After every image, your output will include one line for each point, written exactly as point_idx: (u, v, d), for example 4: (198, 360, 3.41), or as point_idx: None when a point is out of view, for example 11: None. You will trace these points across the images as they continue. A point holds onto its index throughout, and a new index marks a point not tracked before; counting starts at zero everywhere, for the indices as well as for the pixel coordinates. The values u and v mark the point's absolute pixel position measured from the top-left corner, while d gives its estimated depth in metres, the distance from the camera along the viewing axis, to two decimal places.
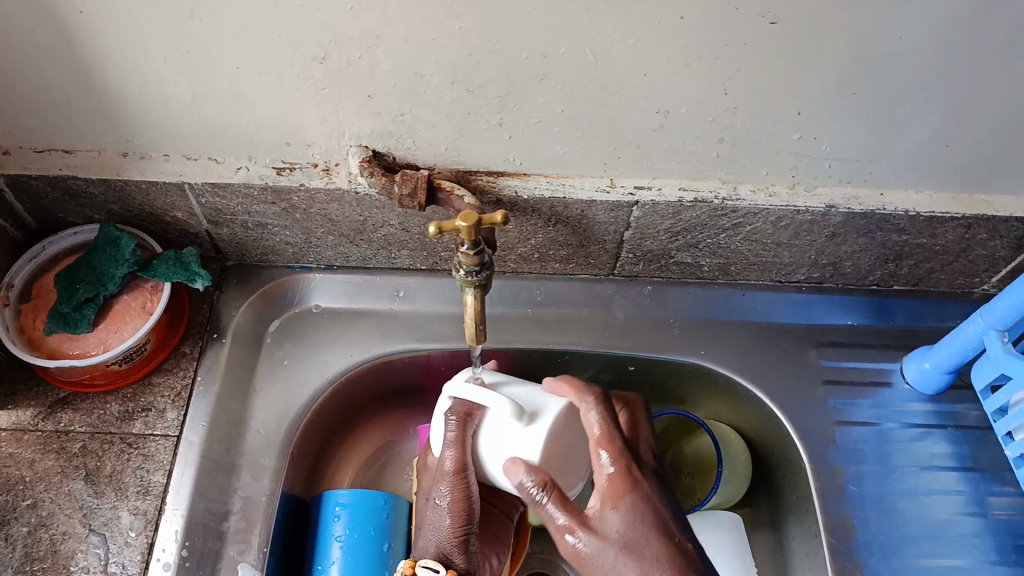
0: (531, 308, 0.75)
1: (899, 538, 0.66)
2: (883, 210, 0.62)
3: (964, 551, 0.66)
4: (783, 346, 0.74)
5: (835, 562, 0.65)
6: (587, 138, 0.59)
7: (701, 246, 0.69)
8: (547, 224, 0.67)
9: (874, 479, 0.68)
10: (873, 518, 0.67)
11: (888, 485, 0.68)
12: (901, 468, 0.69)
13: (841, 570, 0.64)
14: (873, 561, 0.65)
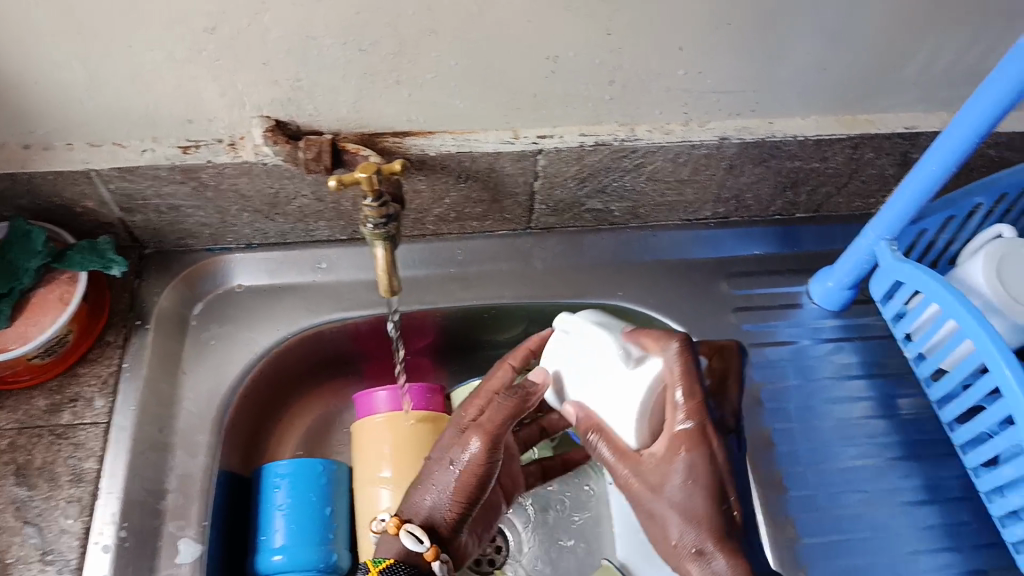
0: (453, 267, 0.76)
1: (818, 444, 0.70)
2: (774, 137, 0.66)
3: (875, 450, 0.71)
4: (697, 281, 0.78)
5: (759, 471, 0.68)
6: (484, 90, 0.60)
7: (609, 190, 0.72)
8: (458, 181, 0.68)
9: (791, 393, 0.72)
10: (793, 428, 0.71)
11: (805, 397, 0.72)
12: (816, 380, 0.73)
13: (765, 478, 0.68)
14: (795, 467, 0.69)
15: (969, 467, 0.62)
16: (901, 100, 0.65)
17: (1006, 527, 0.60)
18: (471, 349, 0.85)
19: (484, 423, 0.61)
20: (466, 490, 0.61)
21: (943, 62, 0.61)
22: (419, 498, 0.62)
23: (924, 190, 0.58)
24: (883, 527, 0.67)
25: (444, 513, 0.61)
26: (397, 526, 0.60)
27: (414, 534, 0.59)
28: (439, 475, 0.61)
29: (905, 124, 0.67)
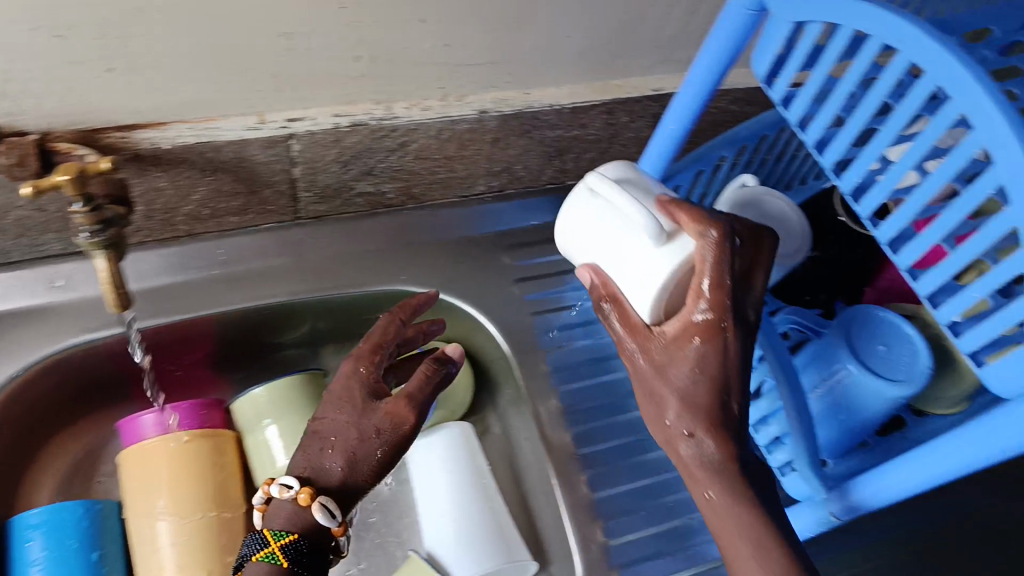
0: (218, 269, 0.70)
1: (606, 400, 0.73)
2: (531, 108, 0.66)
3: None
4: (481, 256, 0.77)
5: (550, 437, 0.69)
6: (216, 73, 0.54)
7: (377, 172, 0.69)
8: (205, 174, 0.62)
9: (578, 355, 0.74)
10: (582, 388, 0.73)
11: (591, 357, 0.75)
12: (601, 340, 0.76)
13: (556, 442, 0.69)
14: (584, 425, 0.71)
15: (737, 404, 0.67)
16: (647, 62, 0.68)
17: (771, 453, 0.65)
18: (255, 355, 0.78)
19: (409, 395, 0.57)
20: (392, 458, 0.57)
21: (676, 24, 0.64)
22: (318, 459, 0.56)
23: (669, 148, 0.61)
24: (671, 469, 0.70)
25: (359, 478, 0.56)
26: (312, 498, 0.53)
27: (328, 508, 0.54)
28: (330, 427, 0.56)
29: (653, 87, 0.70)
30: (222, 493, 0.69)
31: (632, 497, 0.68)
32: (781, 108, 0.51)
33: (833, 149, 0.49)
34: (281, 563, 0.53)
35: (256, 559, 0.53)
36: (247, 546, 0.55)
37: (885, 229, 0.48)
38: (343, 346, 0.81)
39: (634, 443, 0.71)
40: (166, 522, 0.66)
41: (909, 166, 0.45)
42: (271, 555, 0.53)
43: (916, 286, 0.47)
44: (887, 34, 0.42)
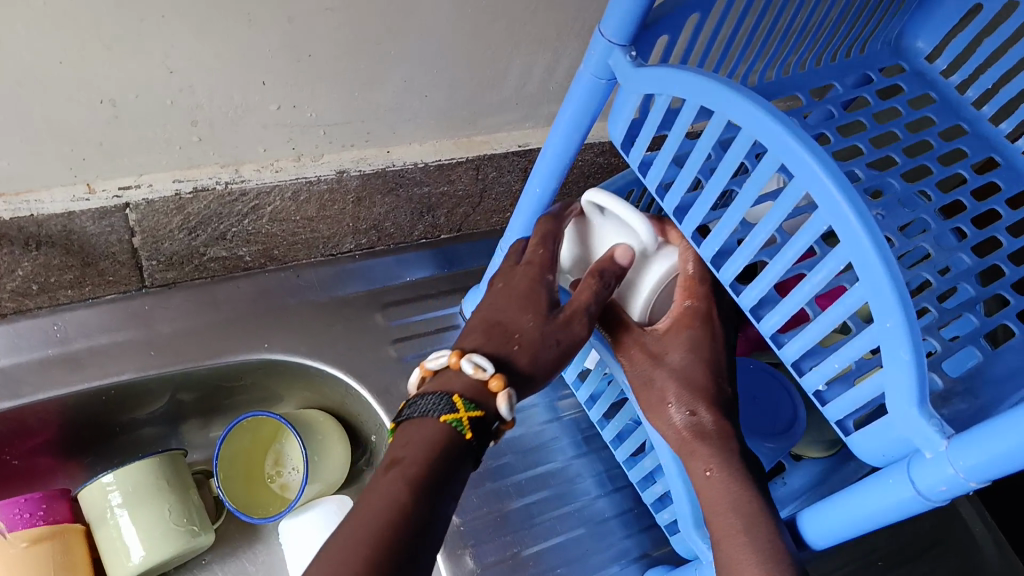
0: (53, 348, 0.63)
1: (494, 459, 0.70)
2: (393, 167, 0.63)
3: (550, 454, 0.73)
4: (351, 317, 0.73)
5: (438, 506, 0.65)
6: (28, 144, 0.49)
7: (230, 237, 0.64)
8: (27, 250, 0.56)
9: None
10: None
11: None
12: None
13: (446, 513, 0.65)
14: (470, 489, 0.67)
15: (620, 460, 0.65)
16: (509, 118, 0.66)
17: (658, 511, 0.63)
18: (106, 436, 0.71)
19: (583, 306, 0.52)
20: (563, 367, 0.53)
21: (536, 81, 0.63)
22: (501, 343, 0.51)
23: (539, 211, 0.59)
24: (561, 531, 0.68)
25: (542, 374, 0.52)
26: (503, 387, 0.48)
27: (513, 402, 0.48)
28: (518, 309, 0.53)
29: (518, 142, 0.68)
30: None
31: (525, 565, 0.65)
32: (639, 173, 0.50)
33: (691, 215, 0.48)
34: (463, 435, 0.46)
35: (442, 419, 0.46)
36: (417, 403, 0.47)
37: (746, 297, 0.46)
38: (207, 420, 0.76)
39: (523, 508, 0.68)
40: None
41: (767, 234, 0.43)
42: (458, 423, 0.46)
43: (779, 354, 0.46)
44: (734, 111, 0.41)
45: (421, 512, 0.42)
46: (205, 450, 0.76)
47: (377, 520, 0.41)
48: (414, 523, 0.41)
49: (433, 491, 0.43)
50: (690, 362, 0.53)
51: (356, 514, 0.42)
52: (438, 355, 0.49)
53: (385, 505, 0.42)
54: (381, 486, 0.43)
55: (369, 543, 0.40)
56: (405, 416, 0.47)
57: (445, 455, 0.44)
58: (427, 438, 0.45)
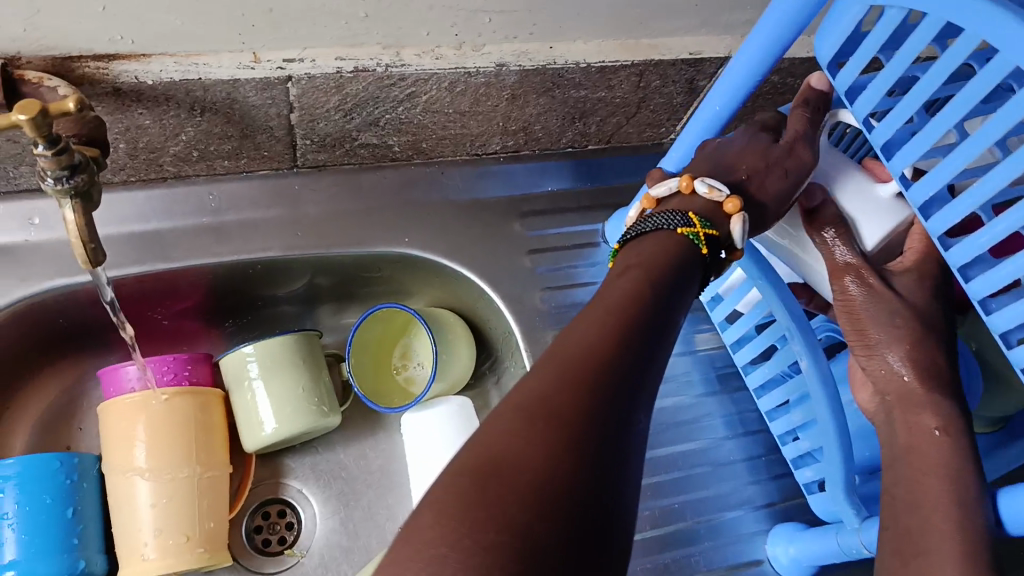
0: (207, 217, 0.65)
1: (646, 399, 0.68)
2: (554, 64, 0.60)
3: (682, 388, 0.70)
4: (490, 222, 0.71)
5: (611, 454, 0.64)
6: (202, 3, 0.48)
7: (383, 123, 0.63)
8: (192, 113, 0.56)
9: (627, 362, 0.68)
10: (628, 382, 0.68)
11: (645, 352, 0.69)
12: None
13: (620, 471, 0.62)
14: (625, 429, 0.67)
15: (764, 410, 0.65)
16: (682, 23, 0.61)
17: (797, 467, 0.63)
18: (247, 308, 0.73)
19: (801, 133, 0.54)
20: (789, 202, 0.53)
21: None
22: (729, 172, 0.52)
23: (710, 131, 0.56)
24: (680, 468, 0.66)
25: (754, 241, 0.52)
26: (738, 211, 0.50)
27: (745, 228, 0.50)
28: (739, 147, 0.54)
29: (689, 49, 0.63)
30: (206, 454, 0.65)
31: (644, 495, 0.65)
32: (846, 102, 0.48)
33: (904, 155, 0.45)
34: (700, 248, 0.48)
35: (679, 232, 0.48)
36: (649, 221, 0.49)
37: (957, 254, 0.44)
38: (340, 306, 0.77)
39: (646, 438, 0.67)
40: (144, 481, 0.61)
41: (991, 192, 0.41)
42: (694, 235, 0.48)
43: (987, 320, 0.44)
44: (988, 36, 0.37)
45: (659, 295, 0.43)
46: (336, 334, 0.78)
47: (621, 297, 0.41)
48: (654, 303, 0.42)
49: (668, 281, 0.44)
50: (887, 297, 0.53)
51: (597, 299, 0.42)
52: (666, 186, 0.52)
53: (626, 288, 0.42)
54: (619, 279, 0.44)
55: (617, 311, 0.40)
56: (637, 232, 0.49)
57: (679, 260, 0.46)
58: (664, 246, 0.47)
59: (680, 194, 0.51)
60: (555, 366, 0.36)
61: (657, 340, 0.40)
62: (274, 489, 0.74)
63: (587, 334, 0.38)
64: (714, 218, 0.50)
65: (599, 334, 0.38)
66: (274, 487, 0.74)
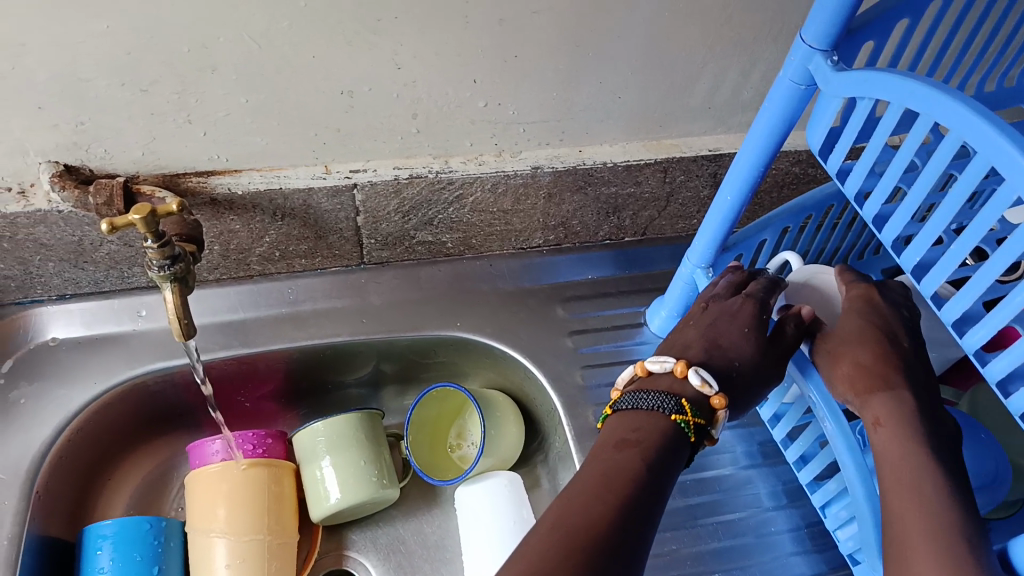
0: (286, 307, 0.75)
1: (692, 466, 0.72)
2: (584, 165, 0.68)
3: (723, 460, 0.73)
4: (535, 308, 0.78)
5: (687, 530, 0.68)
6: (281, 125, 0.59)
7: (436, 223, 0.72)
8: (275, 219, 0.67)
9: None
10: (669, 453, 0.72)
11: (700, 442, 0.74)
12: None
13: (690, 546, 0.68)
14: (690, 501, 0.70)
15: (803, 483, 0.65)
16: (699, 123, 0.69)
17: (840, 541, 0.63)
18: (320, 390, 0.81)
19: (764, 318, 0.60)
20: (772, 361, 0.58)
21: (730, 88, 0.65)
22: (721, 345, 0.58)
23: (727, 221, 0.62)
24: (722, 538, 0.68)
25: (746, 339, 0.59)
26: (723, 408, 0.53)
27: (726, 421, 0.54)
28: (726, 327, 0.60)
29: (707, 147, 0.70)
30: (277, 522, 0.71)
31: (684, 565, 0.67)
32: (838, 182, 0.52)
33: (891, 225, 0.49)
34: (689, 434, 0.52)
35: (671, 417, 0.51)
36: (642, 400, 0.53)
37: (949, 310, 0.46)
38: (403, 389, 0.84)
39: (679, 511, 0.69)
40: (223, 539, 0.68)
41: (965, 252, 0.44)
42: (684, 423, 0.51)
43: (984, 372, 0.45)
44: (939, 112, 0.41)
45: (656, 487, 0.48)
46: (399, 415, 0.85)
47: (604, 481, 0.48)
48: (643, 487, 0.48)
49: (660, 465, 0.49)
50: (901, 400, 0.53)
51: (598, 468, 0.49)
52: (660, 364, 0.55)
53: (622, 474, 0.48)
54: (615, 458, 0.49)
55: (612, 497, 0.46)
56: (632, 404, 0.53)
57: (673, 439, 0.51)
58: (657, 431, 0.51)
59: (674, 374, 0.55)
60: (557, 555, 0.42)
61: (648, 520, 0.46)
62: (338, 559, 0.79)
63: (587, 519, 0.45)
64: (699, 399, 0.54)
65: (593, 525, 0.44)
66: (338, 558, 0.79)
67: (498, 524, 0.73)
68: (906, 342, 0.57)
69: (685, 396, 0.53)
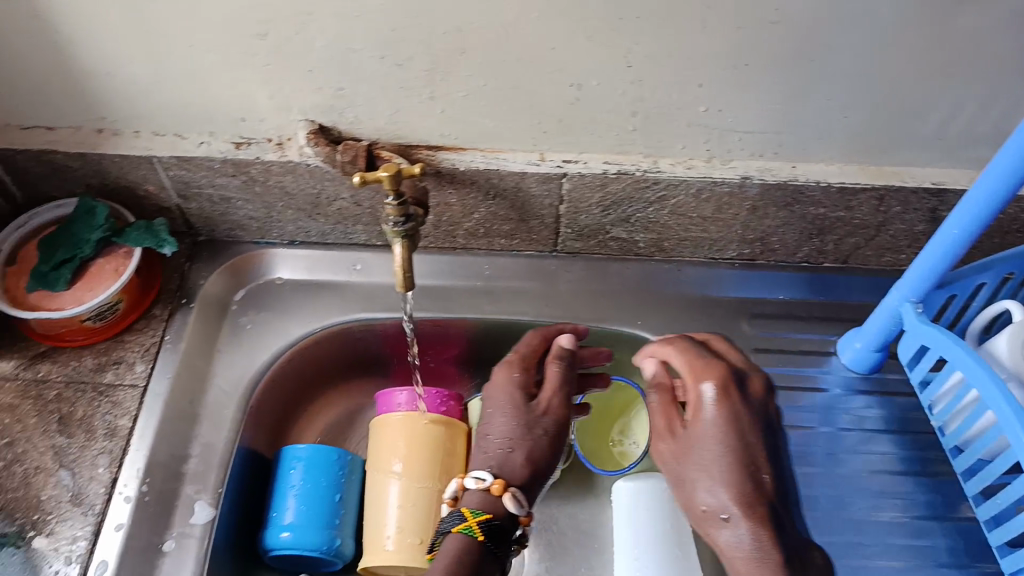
0: (481, 281, 0.80)
1: (839, 495, 0.71)
2: (795, 181, 0.67)
3: (895, 505, 0.70)
4: (720, 318, 0.78)
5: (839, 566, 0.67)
6: (510, 109, 0.63)
7: (633, 221, 0.74)
8: (487, 198, 0.72)
9: (827, 481, 0.71)
10: (822, 481, 0.71)
11: (864, 483, 0.71)
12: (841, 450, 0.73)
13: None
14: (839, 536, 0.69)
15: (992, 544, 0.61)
16: (926, 153, 0.66)
17: None
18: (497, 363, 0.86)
19: (557, 391, 0.68)
20: (545, 450, 0.65)
21: (967, 119, 0.62)
22: (485, 433, 0.66)
23: (948, 254, 0.59)
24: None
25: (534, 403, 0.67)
26: (503, 489, 0.61)
27: (516, 499, 0.61)
28: (489, 427, 0.66)
29: (932, 180, 0.68)
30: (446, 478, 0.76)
31: None
32: None
33: None
34: (478, 536, 0.59)
35: (457, 530, 0.59)
36: (445, 521, 0.61)
37: None
38: None
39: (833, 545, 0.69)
40: (400, 485, 0.73)
41: None
42: (470, 529, 0.59)
43: None
44: None
45: None
46: None
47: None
48: None
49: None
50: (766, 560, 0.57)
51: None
52: (475, 480, 0.62)
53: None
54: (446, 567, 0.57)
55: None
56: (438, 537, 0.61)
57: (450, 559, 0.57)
58: (448, 552, 0.58)
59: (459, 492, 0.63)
60: None
61: None
62: None
63: None
64: (490, 504, 0.61)
65: None
66: None
67: (656, 526, 0.73)
68: (766, 474, 0.61)
69: (472, 506, 0.61)
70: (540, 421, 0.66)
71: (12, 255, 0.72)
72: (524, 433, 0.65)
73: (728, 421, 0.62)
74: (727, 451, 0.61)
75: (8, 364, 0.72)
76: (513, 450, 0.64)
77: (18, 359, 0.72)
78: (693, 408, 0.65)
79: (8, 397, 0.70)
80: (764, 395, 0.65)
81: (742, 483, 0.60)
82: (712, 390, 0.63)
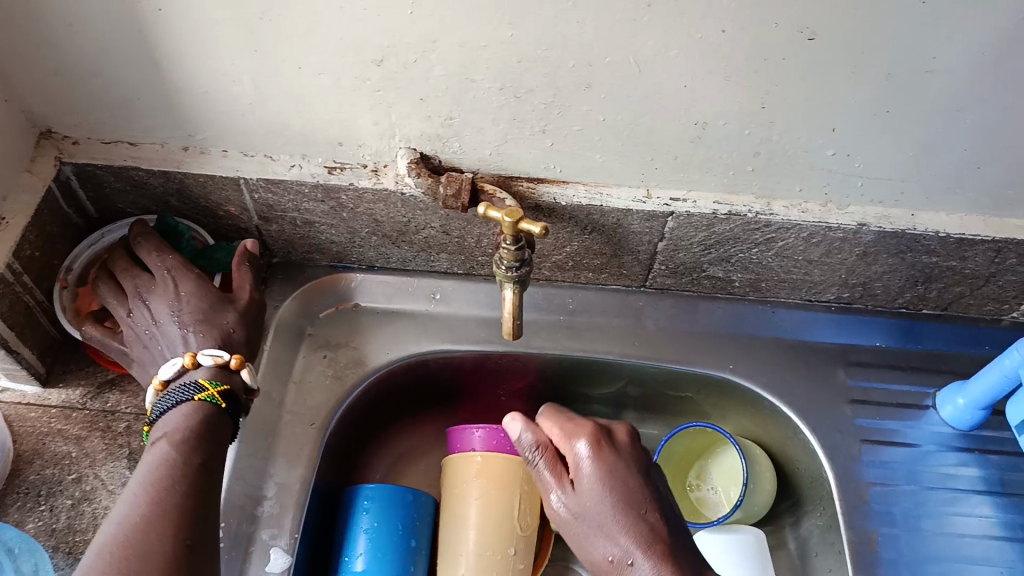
0: (564, 316, 0.76)
1: (920, 556, 0.68)
2: (913, 231, 0.64)
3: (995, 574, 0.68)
4: (814, 365, 0.75)
5: None
6: (625, 147, 0.60)
7: (733, 261, 0.71)
8: (583, 232, 0.68)
9: (909, 541, 0.68)
10: (903, 538, 0.68)
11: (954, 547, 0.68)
12: (933, 512, 0.70)
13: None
14: None
15: None
16: None
17: None
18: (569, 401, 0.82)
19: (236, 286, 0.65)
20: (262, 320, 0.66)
21: None
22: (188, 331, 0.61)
23: None
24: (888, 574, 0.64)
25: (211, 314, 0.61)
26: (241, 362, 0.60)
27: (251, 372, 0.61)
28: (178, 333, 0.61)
29: None
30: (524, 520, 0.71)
31: None
32: None
33: None
34: (219, 404, 0.58)
35: (196, 398, 0.57)
36: (165, 400, 0.57)
37: None
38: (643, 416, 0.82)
39: None
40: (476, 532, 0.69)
41: None
42: (211, 397, 0.57)
43: None
44: None
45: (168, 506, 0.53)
46: None
47: (145, 486, 0.53)
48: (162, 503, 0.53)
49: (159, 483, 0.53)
50: None
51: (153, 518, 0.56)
52: (170, 367, 0.59)
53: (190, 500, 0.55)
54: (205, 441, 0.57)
55: (164, 522, 0.51)
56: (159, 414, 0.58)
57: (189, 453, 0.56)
58: (191, 420, 0.56)
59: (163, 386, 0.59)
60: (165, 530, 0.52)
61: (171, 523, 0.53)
62: (564, 571, 0.80)
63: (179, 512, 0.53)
64: (225, 380, 0.59)
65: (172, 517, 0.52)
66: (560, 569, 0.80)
67: None
68: (656, 516, 0.55)
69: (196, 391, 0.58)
70: (227, 313, 0.63)
71: (81, 274, 0.68)
72: (211, 318, 0.62)
73: (604, 502, 0.55)
74: (618, 493, 0.55)
75: (74, 393, 0.68)
76: (190, 333, 0.61)
77: (84, 388, 0.68)
78: (548, 473, 0.57)
79: (76, 428, 0.66)
80: (630, 443, 0.59)
81: (645, 522, 0.54)
82: (584, 446, 0.57)
